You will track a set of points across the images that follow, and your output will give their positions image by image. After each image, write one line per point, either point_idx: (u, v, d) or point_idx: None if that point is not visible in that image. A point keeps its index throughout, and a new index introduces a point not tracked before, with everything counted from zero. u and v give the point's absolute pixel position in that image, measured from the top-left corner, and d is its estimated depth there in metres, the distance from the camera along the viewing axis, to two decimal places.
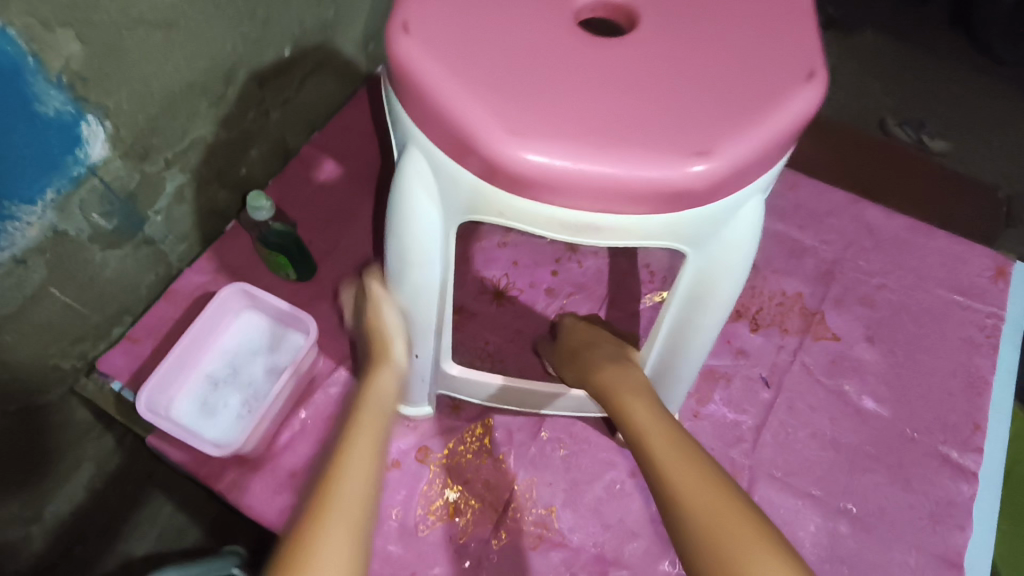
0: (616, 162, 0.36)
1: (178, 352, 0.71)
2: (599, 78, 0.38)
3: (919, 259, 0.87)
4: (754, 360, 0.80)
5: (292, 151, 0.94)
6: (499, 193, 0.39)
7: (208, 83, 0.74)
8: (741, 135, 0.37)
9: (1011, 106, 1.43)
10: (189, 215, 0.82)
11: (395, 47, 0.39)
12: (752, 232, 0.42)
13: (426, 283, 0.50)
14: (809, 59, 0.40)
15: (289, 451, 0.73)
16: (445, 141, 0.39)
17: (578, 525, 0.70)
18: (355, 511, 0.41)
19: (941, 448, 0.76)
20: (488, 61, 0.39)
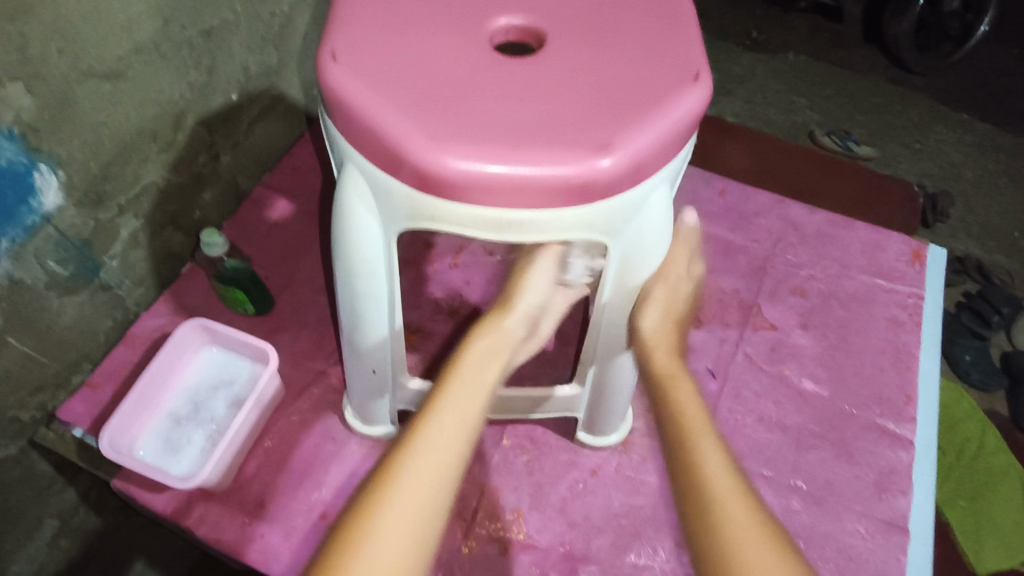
0: (528, 161, 0.41)
1: (139, 392, 0.72)
2: (511, 91, 0.43)
3: (841, 250, 0.95)
4: (699, 354, 0.85)
5: (245, 193, 0.97)
6: (429, 200, 0.43)
7: (158, 130, 0.77)
8: (639, 130, 0.42)
9: (924, 111, 1.55)
10: (144, 260, 0.84)
11: (326, 75, 0.44)
12: (663, 219, 0.47)
13: (373, 294, 0.53)
14: (695, 65, 0.46)
15: (256, 482, 0.74)
16: (377, 157, 0.43)
17: (545, 526, 0.72)
18: (442, 455, 0.48)
19: (878, 420, 0.81)
20: (410, 83, 0.43)
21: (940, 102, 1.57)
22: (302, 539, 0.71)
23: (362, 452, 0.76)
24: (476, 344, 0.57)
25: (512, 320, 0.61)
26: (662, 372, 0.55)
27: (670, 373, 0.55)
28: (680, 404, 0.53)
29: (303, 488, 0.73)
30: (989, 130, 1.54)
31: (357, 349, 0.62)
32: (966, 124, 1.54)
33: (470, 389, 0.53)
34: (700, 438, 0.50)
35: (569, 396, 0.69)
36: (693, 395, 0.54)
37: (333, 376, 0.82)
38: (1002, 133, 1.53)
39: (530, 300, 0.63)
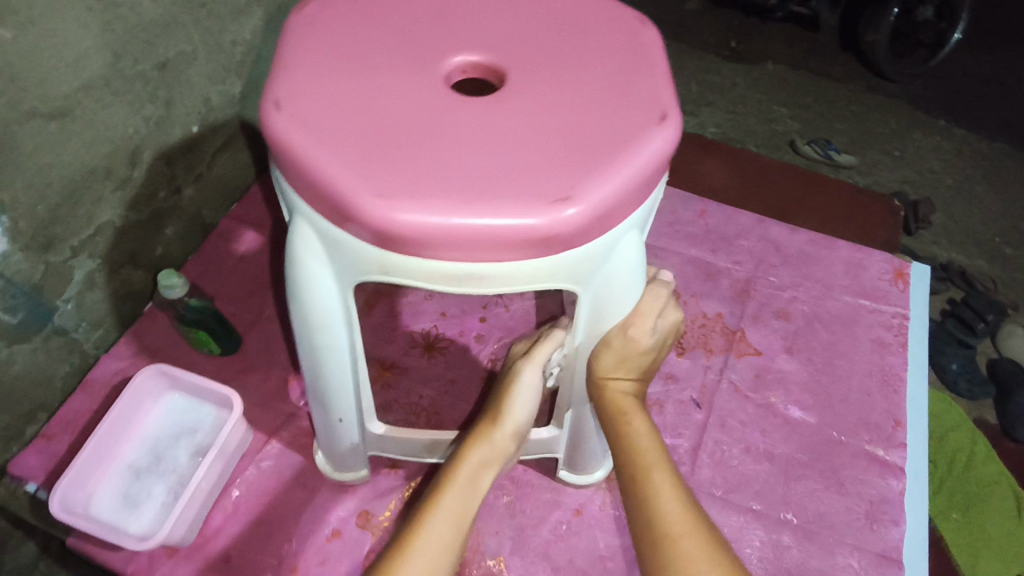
0: (484, 214, 0.38)
1: (95, 444, 0.68)
2: (467, 138, 0.41)
3: (823, 270, 0.93)
4: (683, 383, 0.82)
5: (210, 226, 0.94)
6: (383, 254, 0.40)
7: (113, 167, 0.74)
8: (603, 177, 0.40)
9: (902, 118, 1.55)
10: (103, 300, 0.80)
11: (269, 123, 0.41)
12: (632, 264, 0.45)
13: (333, 346, 0.50)
14: (662, 103, 0.44)
15: (221, 536, 0.70)
16: (325, 209, 0.40)
17: (527, 572, 0.69)
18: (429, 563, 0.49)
19: (867, 447, 0.79)
20: (359, 130, 0.41)
21: (918, 108, 1.57)
22: None
23: (334, 499, 0.72)
24: (476, 447, 0.55)
25: (505, 443, 0.56)
26: (612, 408, 0.51)
27: (622, 409, 0.51)
28: (634, 439, 0.49)
29: (271, 541, 0.70)
30: (967, 135, 1.53)
31: (321, 399, 0.58)
32: (944, 130, 1.53)
33: (473, 480, 0.54)
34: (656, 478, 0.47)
35: (544, 439, 0.66)
36: (647, 431, 0.50)
37: (303, 419, 0.78)
38: (981, 139, 1.53)
39: (523, 413, 0.57)
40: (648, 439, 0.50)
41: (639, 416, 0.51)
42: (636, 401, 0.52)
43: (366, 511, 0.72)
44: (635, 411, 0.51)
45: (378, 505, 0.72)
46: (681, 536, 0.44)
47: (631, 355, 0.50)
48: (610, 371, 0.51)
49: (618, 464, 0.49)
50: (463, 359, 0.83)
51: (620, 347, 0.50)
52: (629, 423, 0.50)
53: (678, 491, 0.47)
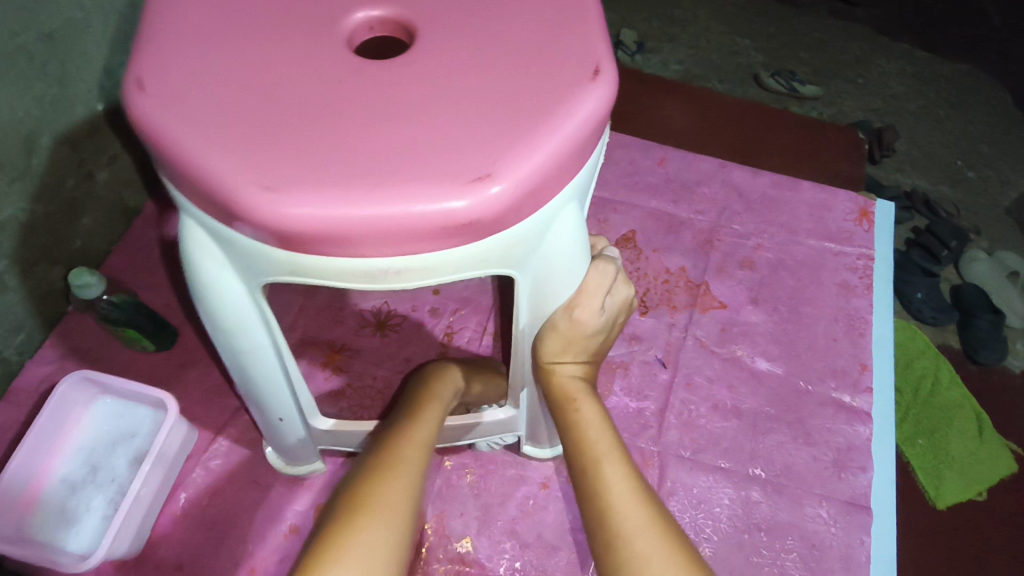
0: (389, 202, 0.33)
1: (19, 461, 0.64)
2: (367, 111, 0.35)
3: (787, 214, 0.90)
4: (648, 343, 0.80)
5: (134, 210, 0.86)
6: (285, 253, 0.35)
7: (6, 156, 0.66)
8: (529, 148, 0.35)
9: (865, 43, 1.49)
10: (19, 302, 0.74)
11: (132, 108, 0.35)
12: (571, 240, 0.40)
13: (253, 348, 0.46)
14: (594, 55, 0.38)
15: (172, 543, 0.66)
16: (208, 206, 0.35)
17: (495, 551, 0.67)
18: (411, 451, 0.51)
19: (834, 394, 0.78)
20: (240, 109, 0.35)
21: (881, 32, 1.51)
22: None
23: (290, 494, 0.69)
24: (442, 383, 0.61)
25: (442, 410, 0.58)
26: (559, 394, 0.48)
27: (570, 395, 0.48)
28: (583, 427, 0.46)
29: (225, 544, 0.67)
30: (929, 58, 1.49)
31: (256, 400, 0.54)
32: (908, 55, 1.49)
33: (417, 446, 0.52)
34: (610, 471, 0.43)
35: (501, 420, 0.63)
36: (598, 416, 0.47)
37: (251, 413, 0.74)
38: (944, 63, 1.49)
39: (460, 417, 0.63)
40: (599, 427, 0.46)
41: (591, 401, 0.48)
42: (585, 386, 0.49)
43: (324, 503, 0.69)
44: (585, 397, 0.48)
45: None
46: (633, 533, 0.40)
47: (578, 338, 0.46)
48: (552, 357, 0.47)
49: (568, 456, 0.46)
50: (417, 335, 0.79)
51: (565, 331, 0.45)
52: (577, 410, 0.47)
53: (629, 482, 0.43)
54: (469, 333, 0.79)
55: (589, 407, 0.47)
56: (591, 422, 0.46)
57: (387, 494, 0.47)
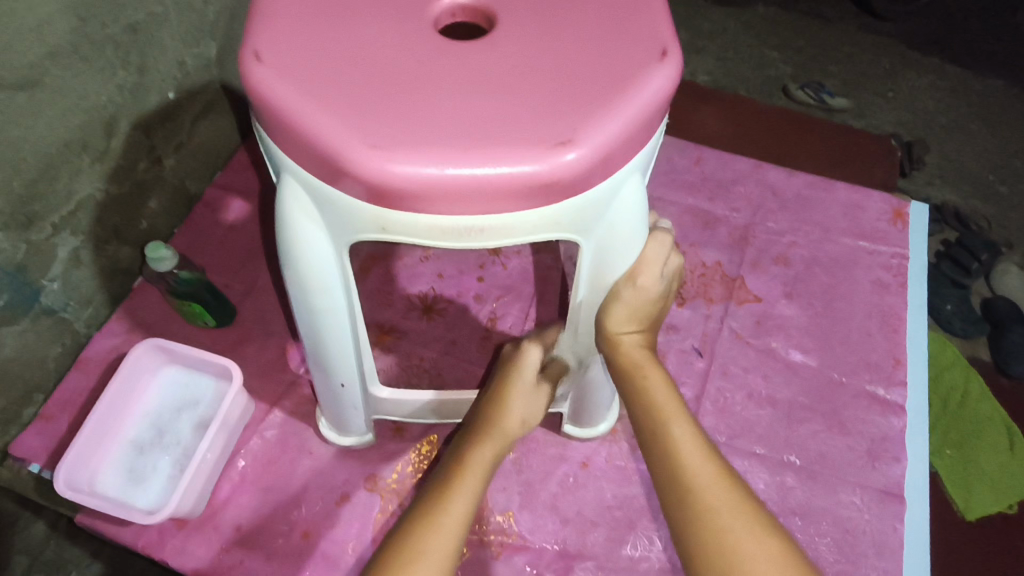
0: (480, 163, 0.36)
1: (95, 422, 0.68)
2: (457, 83, 0.39)
3: (822, 213, 0.92)
4: (685, 333, 0.82)
5: (196, 196, 0.92)
6: (379, 210, 0.39)
7: (88, 138, 0.71)
8: (604, 119, 0.38)
9: (895, 57, 1.51)
10: (90, 277, 0.79)
11: (249, 77, 0.39)
12: (635, 211, 0.44)
13: (330, 309, 0.49)
14: (661, 39, 0.42)
15: (232, 505, 0.70)
16: (313, 165, 0.39)
17: (537, 525, 0.70)
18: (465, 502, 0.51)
19: (868, 387, 0.80)
20: (343, 79, 0.39)
21: (911, 47, 1.53)
22: (285, 562, 0.68)
23: (341, 464, 0.73)
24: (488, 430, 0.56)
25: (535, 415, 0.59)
26: (625, 362, 0.53)
27: (637, 362, 0.54)
28: (650, 391, 0.53)
29: (281, 508, 0.70)
30: (960, 73, 1.50)
31: (323, 364, 0.58)
32: (939, 69, 1.50)
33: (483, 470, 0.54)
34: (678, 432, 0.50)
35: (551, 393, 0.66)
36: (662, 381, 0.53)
37: (305, 387, 0.78)
38: (975, 77, 1.50)
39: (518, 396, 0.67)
40: (663, 391, 0.53)
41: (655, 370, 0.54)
42: (648, 353, 0.54)
43: (374, 474, 0.72)
44: (650, 364, 0.54)
45: (385, 467, 0.73)
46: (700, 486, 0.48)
47: (641, 306, 0.51)
48: (619, 327, 0.52)
49: (636, 417, 0.53)
50: (462, 319, 0.83)
51: (629, 300, 0.50)
52: (644, 376, 0.53)
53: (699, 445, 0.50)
54: (512, 319, 0.83)
55: (657, 377, 0.53)
56: (655, 389, 0.53)
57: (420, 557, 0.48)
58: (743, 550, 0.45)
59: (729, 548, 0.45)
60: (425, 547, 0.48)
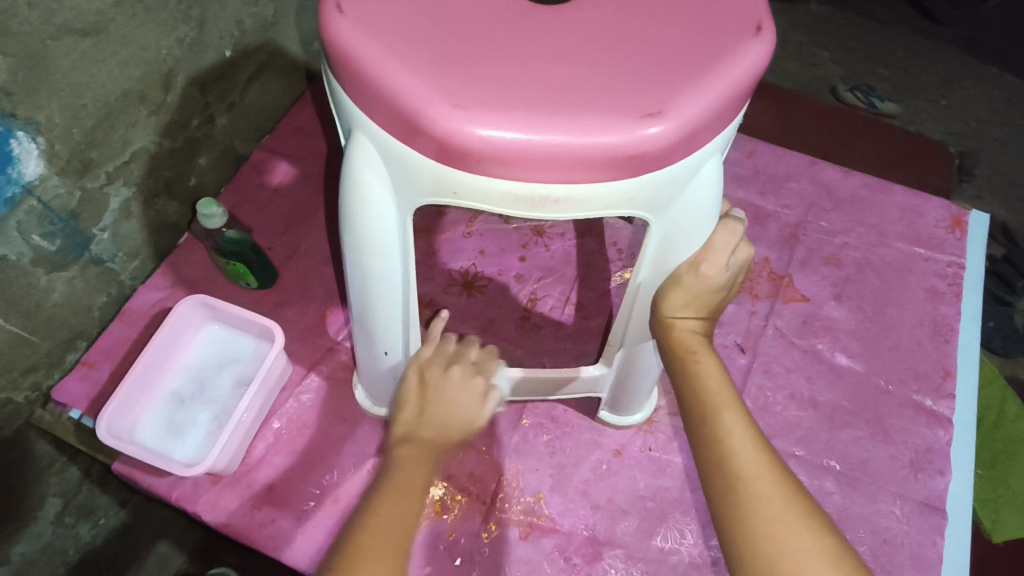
0: (564, 130, 0.35)
1: (138, 372, 0.69)
2: (544, 47, 0.38)
3: (878, 215, 0.89)
4: (728, 328, 0.80)
5: (243, 157, 0.92)
6: (453, 173, 0.38)
7: (146, 90, 0.71)
8: (694, 93, 0.37)
9: (952, 63, 1.45)
10: (138, 230, 0.80)
11: (330, 28, 0.38)
12: (712, 193, 0.42)
13: (386, 274, 0.49)
14: (756, 14, 0.40)
15: (265, 465, 0.71)
16: (390, 122, 0.38)
17: (568, 509, 0.69)
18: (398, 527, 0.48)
19: (915, 397, 0.78)
20: (426, 36, 0.38)
21: (969, 53, 1.47)
22: (316, 524, 0.68)
23: (375, 433, 0.73)
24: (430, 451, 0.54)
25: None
26: (677, 346, 0.52)
27: (689, 347, 0.52)
28: (702, 378, 0.50)
29: (315, 472, 0.70)
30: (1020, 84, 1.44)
31: (369, 331, 0.57)
32: (998, 78, 1.44)
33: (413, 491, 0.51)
34: (731, 420, 0.48)
35: (593, 377, 0.65)
36: (716, 368, 0.51)
37: (342, 353, 0.78)
38: None
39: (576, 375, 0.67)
40: (716, 378, 0.51)
41: (708, 356, 0.52)
42: (703, 340, 0.53)
43: None
44: (704, 351, 0.52)
45: None
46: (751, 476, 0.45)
47: (702, 292, 0.50)
48: (677, 310, 0.51)
49: (684, 402, 0.51)
50: (503, 298, 0.82)
51: (689, 286, 0.49)
52: (697, 362, 0.51)
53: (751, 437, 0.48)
54: (553, 301, 0.82)
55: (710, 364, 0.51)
56: (707, 376, 0.51)
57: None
58: (793, 545, 0.43)
59: (779, 544, 0.43)
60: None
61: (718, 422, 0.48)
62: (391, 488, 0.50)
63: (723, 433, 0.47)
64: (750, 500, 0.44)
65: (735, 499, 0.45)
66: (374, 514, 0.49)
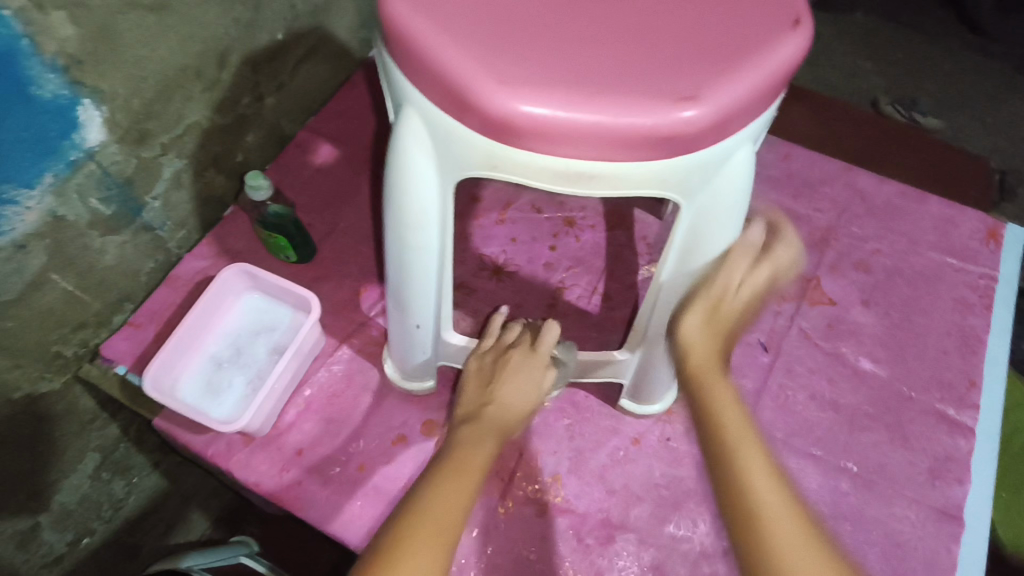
0: (602, 110, 0.37)
1: (182, 333, 0.72)
2: (588, 30, 0.39)
3: (911, 224, 0.89)
4: (752, 326, 0.81)
5: (288, 137, 0.95)
6: (495, 147, 0.40)
7: (203, 67, 0.75)
8: (729, 80, 0.38)
9: (1000, 79, 1.42)
10: (187, 201, 0.83)
11: (386, 4, 0.40)
12: (742, 181, 0.44)
13: (423, 246, 0.51)
14: (796, 8, 0.41)
15: (295, 430, 0.74)
16: (438, 96, 0.40)
17: (583, 491, 0.71)
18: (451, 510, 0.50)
19: (938, 406, 0.77)
20: (477, 16, 0.40)
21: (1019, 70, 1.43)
22: (340, 489, 0.71)
23: (401, 406, 0.75)
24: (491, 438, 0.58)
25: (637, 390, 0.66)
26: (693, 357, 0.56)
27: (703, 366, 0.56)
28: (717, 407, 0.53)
29: (342, 439, 0.73)
30: None
31: (402, 302, 0.60)
32: None
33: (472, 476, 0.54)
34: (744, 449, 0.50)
35: (616, 362, 0.67)
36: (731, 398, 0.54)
37: (374, 329, 0.81)
38: None
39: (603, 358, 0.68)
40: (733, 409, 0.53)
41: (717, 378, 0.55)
42: (717, 359, 0.56)
43: (431, 420, 0.75)
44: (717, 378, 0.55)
45: (442, 415, 0.75)
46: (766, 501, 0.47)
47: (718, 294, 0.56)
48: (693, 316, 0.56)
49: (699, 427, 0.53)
50: (531, 285, 0.84)
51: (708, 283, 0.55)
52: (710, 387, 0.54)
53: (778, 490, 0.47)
54: (580, 290, 0.84)
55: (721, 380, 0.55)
56: (722, 403, 0.53)
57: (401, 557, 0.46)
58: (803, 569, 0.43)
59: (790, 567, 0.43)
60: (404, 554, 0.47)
61: (744, 471, 0.48)
62: (449, 471, 0.53)
63: (740, 466, 0.49)
64: (765, 522, 0.46)
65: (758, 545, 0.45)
66: (429, 499, 0.51)
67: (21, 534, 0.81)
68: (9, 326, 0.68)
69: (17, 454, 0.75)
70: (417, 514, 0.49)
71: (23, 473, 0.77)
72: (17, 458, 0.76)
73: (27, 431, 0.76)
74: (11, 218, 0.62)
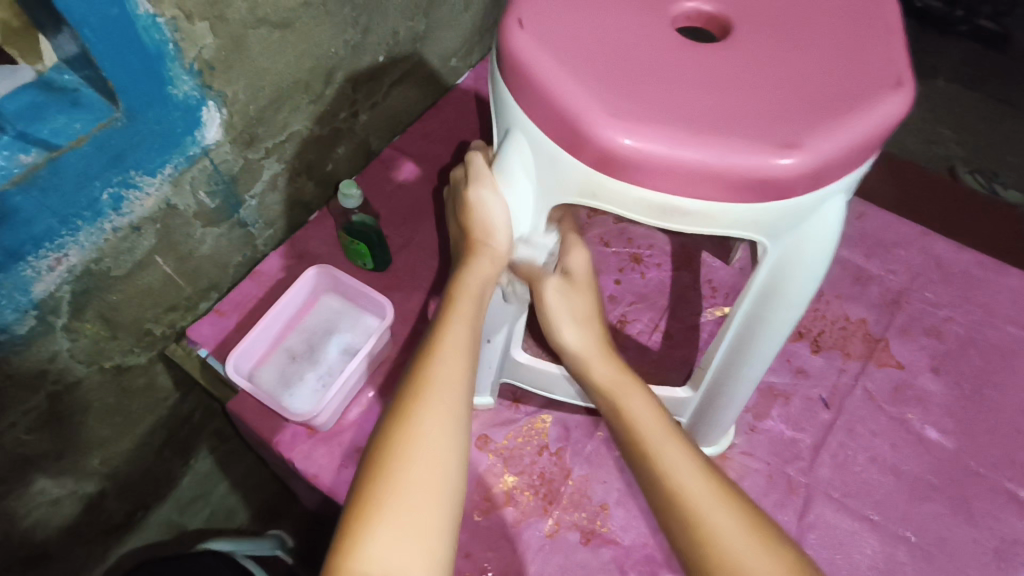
0: (707, 149, 0.39)
1: (264, 326, 0.76)
2: (696, 77, 0.42)
3: (988, 295, 0.87)
4: (815, 381, 0.80)
5: (374, 153, 1.01)
6: (597, 177, 0.43)
7: (312, 81, 0.80)
8: (832, 132, 0.40)
9: None
10: (279, 203, 0.89)
11: (510, 38, 0.44)
12: (832, 231, 0.45)
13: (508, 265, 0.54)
14: (898, 71, 0.43)
15: (356, 428, 0.77)
16: (550, 124, 0.43)
17: (629, 525, 0.71)
18: (435, 421, 0.44)
19: (1008, 485, 0.74)
20: (594, 57, 0.43)
21: None
22: None
23: None
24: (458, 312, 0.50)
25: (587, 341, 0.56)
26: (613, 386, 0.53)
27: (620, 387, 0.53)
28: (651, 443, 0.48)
29: None
30: None
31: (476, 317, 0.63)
32: None
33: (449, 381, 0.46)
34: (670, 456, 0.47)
35: (677, 399, 0.67)
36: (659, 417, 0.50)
37: None
38: None
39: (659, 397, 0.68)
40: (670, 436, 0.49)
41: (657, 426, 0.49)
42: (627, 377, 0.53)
43: (486, 434, 0.76)
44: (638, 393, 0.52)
45: (497, 432, 0.76)
46: (695, 499, 0.45)
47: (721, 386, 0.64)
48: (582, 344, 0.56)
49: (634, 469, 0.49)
50: None
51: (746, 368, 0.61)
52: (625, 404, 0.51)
53: (713, 491, 0.45)
54: (641, 326, 0.85)
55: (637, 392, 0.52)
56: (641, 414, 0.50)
57: (383, 482, 0.41)
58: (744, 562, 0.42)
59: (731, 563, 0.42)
60: (386, 478, 0.42)
61: (679, 492, 0.45)
62: (421, 364, 0.47)
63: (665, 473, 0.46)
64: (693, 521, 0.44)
65: (689, 543, 0.44)
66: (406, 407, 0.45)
67: (89, 498, 0.86)
68: (114, 301, 0.73)
69: (99, 420, 0.81)
70: (397, 430, 0.43)
71: (100, 440, 0.83)
72: (97, 424, 0.81)
73: (110, 399, 0.81)
74: (132, 202, 0.67)
